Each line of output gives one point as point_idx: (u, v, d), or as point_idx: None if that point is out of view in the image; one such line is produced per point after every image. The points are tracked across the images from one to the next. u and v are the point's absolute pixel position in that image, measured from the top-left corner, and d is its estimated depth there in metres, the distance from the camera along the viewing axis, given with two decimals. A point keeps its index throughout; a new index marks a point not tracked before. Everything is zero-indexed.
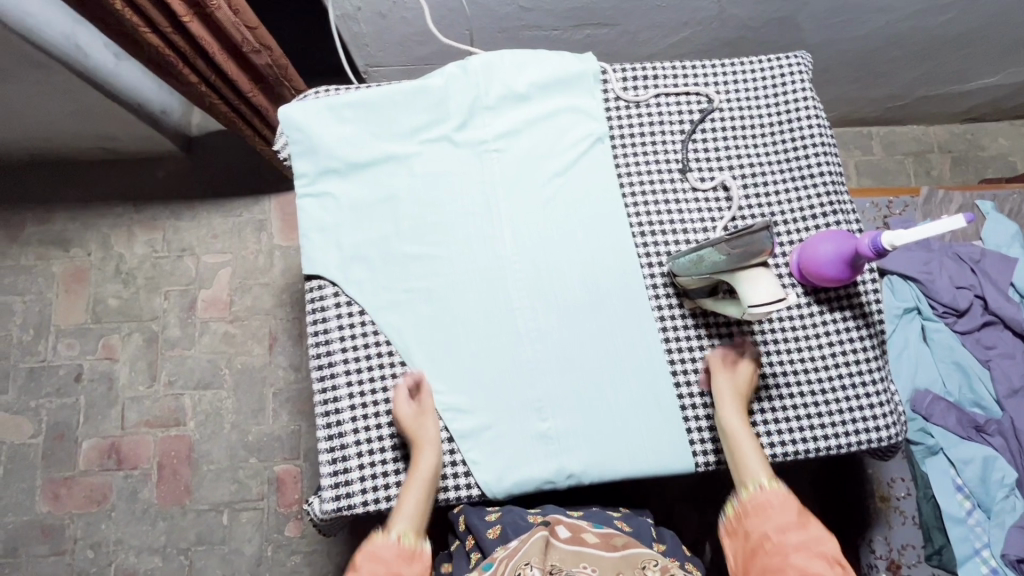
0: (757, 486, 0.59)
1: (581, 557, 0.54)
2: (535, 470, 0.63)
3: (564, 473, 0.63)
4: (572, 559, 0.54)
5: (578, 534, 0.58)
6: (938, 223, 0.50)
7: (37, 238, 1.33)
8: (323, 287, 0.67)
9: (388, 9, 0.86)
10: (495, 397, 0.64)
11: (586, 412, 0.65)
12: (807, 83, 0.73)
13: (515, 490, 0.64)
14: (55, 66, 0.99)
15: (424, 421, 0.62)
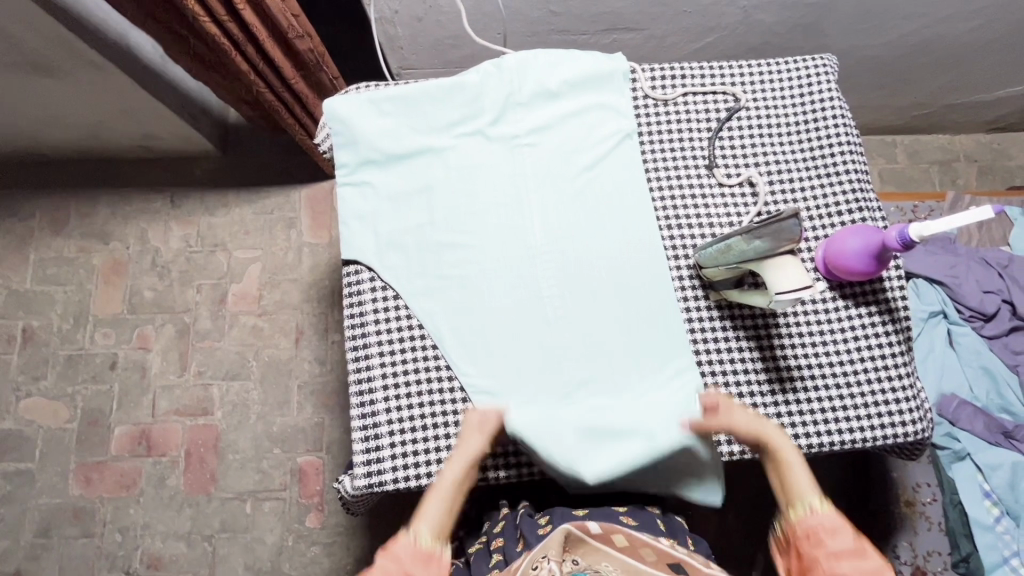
0: (807, 508, 0.59)
1: (603, 557, 0.57)
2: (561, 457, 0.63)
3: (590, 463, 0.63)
4: (595, 558, 0.56)
5: (608, 534, 0.60)
6: (971, 211, 0.52)
7: (80, 231, 1.39)
8: (360, 272, 0.70)
9: (425, 13, 0.90)
10: (524, 383, 0.66)
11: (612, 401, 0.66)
12: (833, 83, 0.75)
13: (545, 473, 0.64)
14: (110, 67, 1.05)
15: (466, 436, 0.63)
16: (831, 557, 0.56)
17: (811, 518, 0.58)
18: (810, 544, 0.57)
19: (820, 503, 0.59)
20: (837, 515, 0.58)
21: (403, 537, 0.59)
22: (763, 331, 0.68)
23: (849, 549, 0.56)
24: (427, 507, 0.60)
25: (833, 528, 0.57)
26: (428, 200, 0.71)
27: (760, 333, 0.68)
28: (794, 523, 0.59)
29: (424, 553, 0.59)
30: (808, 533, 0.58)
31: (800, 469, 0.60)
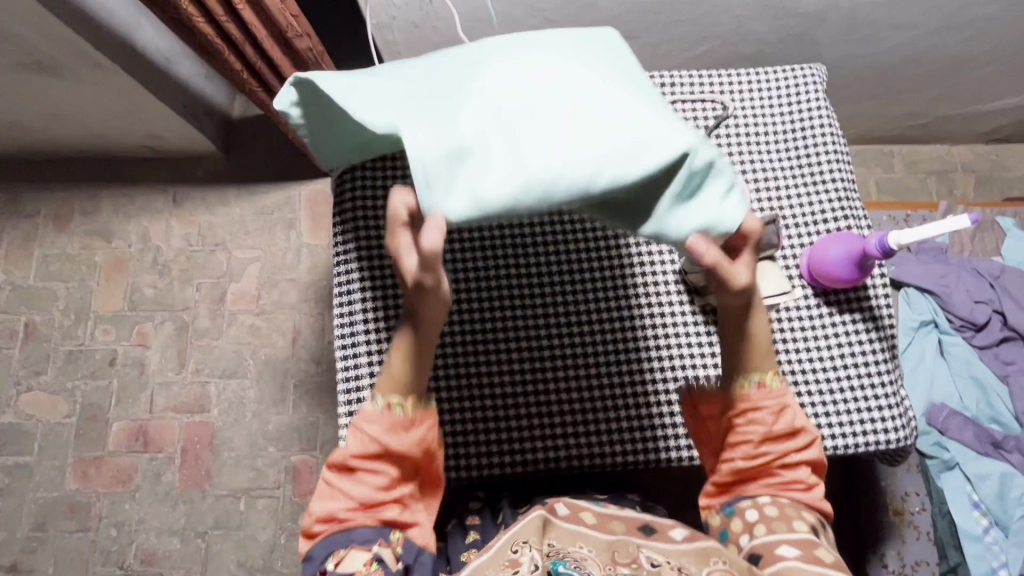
0: (754, 384, 0.59)
1: (579, 539, 0.55)
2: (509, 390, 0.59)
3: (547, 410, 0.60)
4: (568, 539, 0.55)
5: (576, 513, 0.58)
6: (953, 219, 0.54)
7: (83, 228, 1.41)
8: (350, 273, 0.73)
9: (421, 19, 0.91)
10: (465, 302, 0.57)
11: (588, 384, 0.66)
12: (821, 93, 0.76)
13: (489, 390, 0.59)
14: (115, 69, 1.07)
15: (397, 234, 0.52)
16: (765, 427, 0.58)
17: (758, 392, 0.59)
18: (746, 416, 0.59)
19: (769, 380, 0.59)
20: (781, 390, 0.59)
21: (368, 416, 0.55)
22: None
23: (785, 426, 0.58)
24: (392, 366, 0.56)
25: (777, 405, 0.58)
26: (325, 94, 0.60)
27: None
28: (741, 392, 0.59)
29: (395, 424, 0.55)
30: (754, 403, 0.58)
31: (759, 346, 0.59)
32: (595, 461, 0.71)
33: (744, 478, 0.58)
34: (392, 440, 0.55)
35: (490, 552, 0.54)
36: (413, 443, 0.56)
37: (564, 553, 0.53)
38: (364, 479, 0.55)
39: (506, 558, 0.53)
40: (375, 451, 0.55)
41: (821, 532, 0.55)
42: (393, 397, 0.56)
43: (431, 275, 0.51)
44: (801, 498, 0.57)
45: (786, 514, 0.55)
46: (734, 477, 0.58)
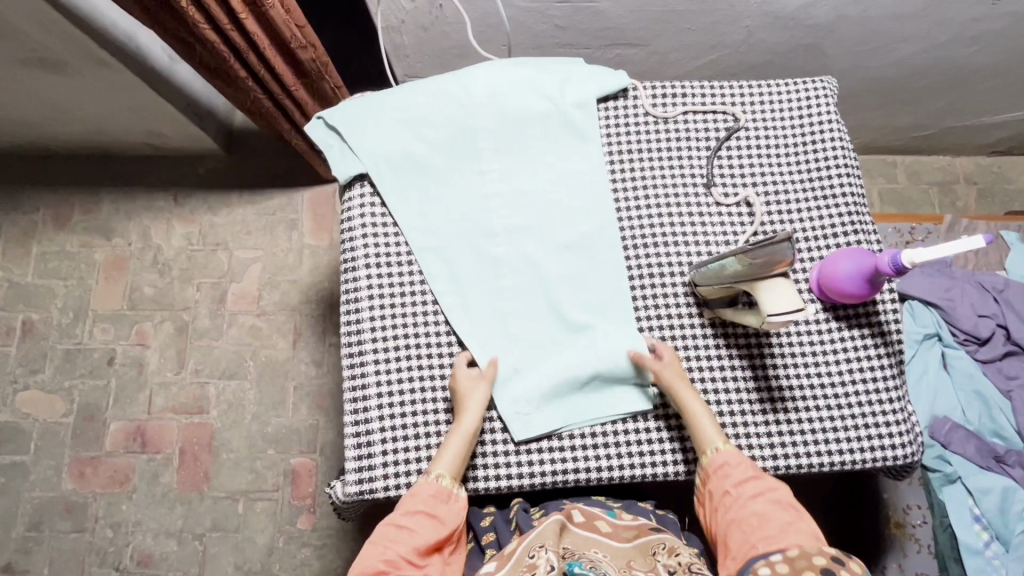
0: (713, 450, 0.63)
1: (593, 545, 0.60)
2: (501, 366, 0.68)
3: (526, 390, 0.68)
4: (584, 544, 0.59)
5: (591, 521, 0.62)
6: (967, 240, 0.52)
7: (83, 226, 1.40)
8: (357, 276, 0.70)
9: (431, 23, 0.91)
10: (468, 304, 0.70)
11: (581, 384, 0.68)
12: (833, 106, 0.76)
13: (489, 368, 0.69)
14: (119, 67, 1.07)
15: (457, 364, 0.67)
16: (736, 487, 0.61)
17: (718, 458, 0.63)
18: (720, 484, 0.62)
19: (723, 443, 0.63)
20: (739, 452, 0.63)
21: (423, 485, 0.61)
22: (755, 350, 0.69)
23: (751, 481, 0.61)
24: (450, 444, 0.63)
25: (736, 462, 0.62)
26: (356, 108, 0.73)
27: (752, 350, 0.69)
28: (706, 464, 0.63)
29: (443, 496, 0.61)
30: (718, 469, 0.62)
31: (704, 415, 0.64)
32: (610, 475, 0.67)
33: (743, 541, 0.58)
34: (441, 511, 0.61)
35: (509, 563, 0.57)
36: (453, 517, 0.61)
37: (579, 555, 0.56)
38: (402, 540, 0.59)
39: (524, 565, 0.56)
40: (421, 517, 0.60)
41: (837, 559, 0.52)
42: (444, 472, 0.62)
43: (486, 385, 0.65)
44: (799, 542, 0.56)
45: (785, 556, 0.54)
46: (736, 547, 0.58)
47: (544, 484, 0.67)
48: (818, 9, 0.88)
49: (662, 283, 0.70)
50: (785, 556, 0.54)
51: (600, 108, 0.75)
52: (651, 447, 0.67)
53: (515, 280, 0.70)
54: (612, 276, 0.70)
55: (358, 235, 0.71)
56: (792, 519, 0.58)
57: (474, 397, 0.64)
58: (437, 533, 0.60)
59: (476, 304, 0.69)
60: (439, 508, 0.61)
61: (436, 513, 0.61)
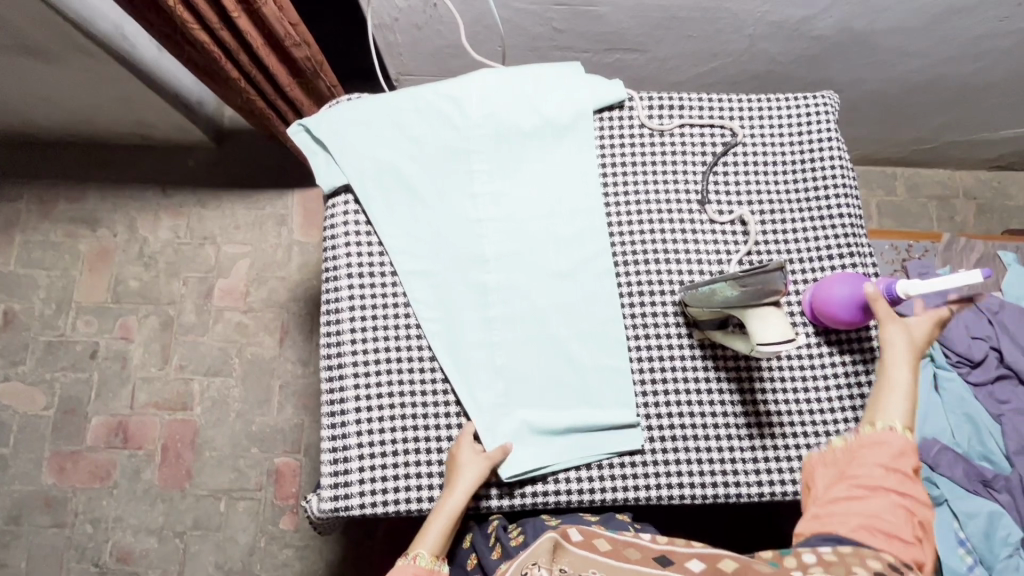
0: (885, 425, 0.55)
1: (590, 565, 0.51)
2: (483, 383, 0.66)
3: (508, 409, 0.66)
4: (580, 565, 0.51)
5: (590, 539, 0.55)
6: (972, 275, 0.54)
7: (68, 215, 1.37)
8: (339, 287, 0.68)
9: (425, 22, 0.88)
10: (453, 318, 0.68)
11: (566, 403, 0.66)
12: (833, 123, 0.74)
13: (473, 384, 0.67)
14: (103, 56, 1.04)
15: (461, 440, 0.64)
16: (874, 464, 0.52)
17: (887, 434, 0.54)
18: (861, 453, 0.54)
19: (903, 429, 0.54)
20: (912, 446, 0.54)
21: (401, 566, 0.59)
22: (744, 373, 0.67)
23: (903, 471, 0.52)
24: (430, 526, 0.60)
25: (899, 451, 0.53)
26: (342, 112, 0.71)
27: (741, 374, 0.67)
28: (868, 430, 0.55)
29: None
30: (874, 441, 0.54)
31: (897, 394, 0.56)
32: (592, 498, 0.65)
33: (841, 516, 0.50)
34: None
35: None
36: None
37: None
38: None
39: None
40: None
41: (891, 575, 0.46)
42: (423, 552, 0.60)
43: (484, 467, 0.62)
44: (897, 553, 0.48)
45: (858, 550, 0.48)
46: (831, 515, 0.51)
47: (524, 505, 0.66)
48: (823, 20, 0.86)
49: (651, 303, 0.69)
50: (834, 548, 0.48)
51: (596, 119, 0.73)
52: (634, 470, 0.66)
53: (501, 297, 0.68)
54: (600, 294, 0.68)
55: (340, 245, 0.69)
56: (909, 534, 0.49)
57: (461, 485, 0.61)
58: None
59: (460, 320, 0.67)
60: None
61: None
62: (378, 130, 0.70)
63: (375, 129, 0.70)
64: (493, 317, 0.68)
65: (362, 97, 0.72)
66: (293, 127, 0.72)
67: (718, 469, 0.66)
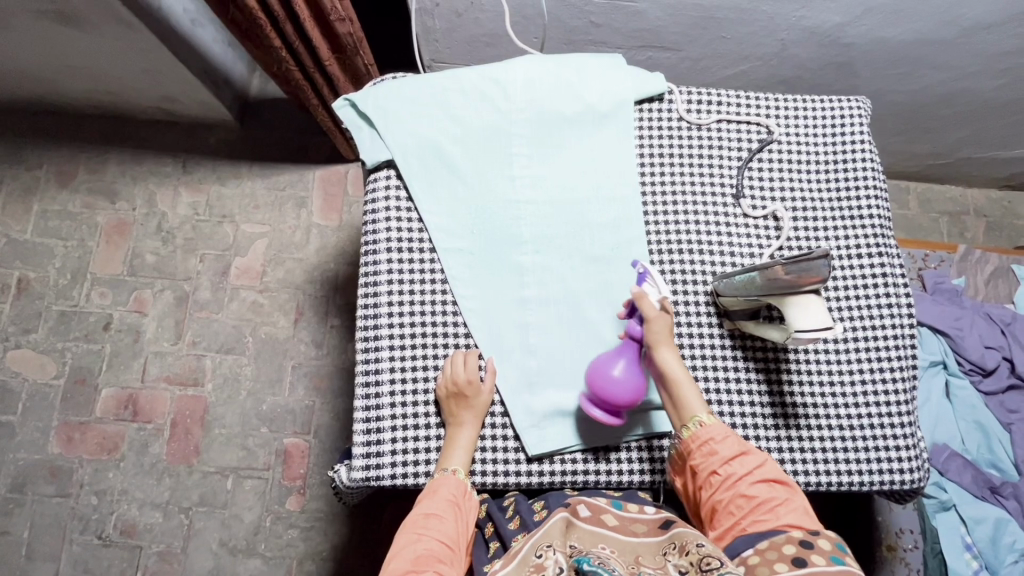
0: (697, 424, 0.60)
1: (600, 540, 0.56)
2: (514, 361, 0.67)
3: (540, 389, 0.67)
4: (590, 540, 0.55)
5: (597, 515, 0.59)
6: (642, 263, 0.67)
7: (87, 186, 1.37)
8: (378, 261, 0.69)
9: (465, 9, 0.89)
10: (489, 297, 0.68)
11: None
12: (866, 127, 0.75)
13: (505, 363, 0.67)
14: (138, 26, 1.04)
15: (467, 356, 0.65)
16: (722, 463, 0.58)
17: (703, 433, 0.60)
18: (705, 456, 0.59)
19: (708, 418, 0.60)
20: (722, 425, 0.60)
21: (442, 482, 0.61)
22: (772, 364, 0.68)
23: (755, 476, 0.57)
24: (458, 439, 0.63)
25: (722, 437, 0.59)
26: (388, 87, 0.72)
27: (769, 364, 0.68)
28: (688, 438, 0.60)
29: (463, 491, 0.61)
30: (703, 444, 0.59)
31: (689, 387, 0.61)
32: (620, 479, 0.66)
33: (729, 521, 0.56)
34: (463, 508, 0.60)
35: (514, 561, 0.54)
36: (470, 513, 0.61)
37: (586, 550, 0.53)
38: (431, 528, 0.57)
39: (530, 565, 0.53)
40: (448, 509, 0.59)
41: (811, 539, 0.52)
42: (457, 467, 0.62)
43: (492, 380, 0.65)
44: (790, 521, 0.54)
45: (771, 541, 0.52)
46: (722, 523, 0.56)
47: (551, 483, 0.66)
48: (855, 28, 0.88)
49: (684, 291, 0.70)
50: (754, 548, 0.52)
51: (637, 110, 0.74)
52: (662, 455, 0.66)
53: (537, 278, 0.69)
54: (633, 280, 0.69)
55: (380, 219, 0.70)
56: (779, 497, 0.56)
57: (479, 399, 0.64)
58: (460, 524, 0.59)
59: (496, 299, 0.68)
60: (460, 503, 0.60)
61: (460, 505, 0.60)
62: (423, 108, 0.71)
63: (420, 107, 0.71)
64: (528, 297, 0.69)
65: (409, 77, 0.73)
66: (339, 101, 0.73)
67: None
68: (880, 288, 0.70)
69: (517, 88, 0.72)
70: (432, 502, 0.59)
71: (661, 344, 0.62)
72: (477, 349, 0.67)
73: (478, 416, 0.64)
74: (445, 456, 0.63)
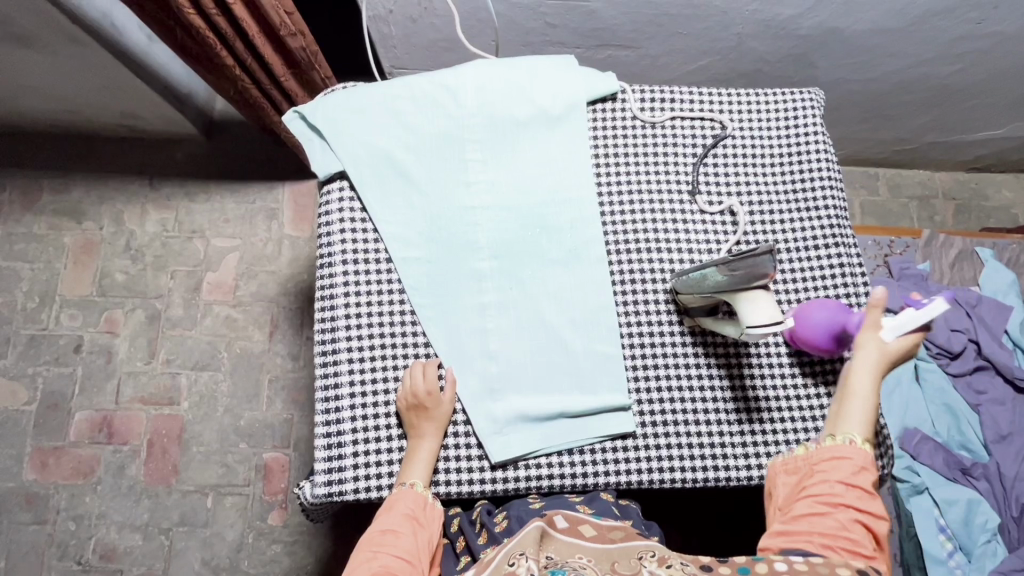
0: (847, 438, 0.58)
1: (577, 550, 0.56)
2: (475, 369, 0.67)
3: (500, 395, 0.66)
4: (567, 551, 0.55)
5: (576, 526, 0.59)
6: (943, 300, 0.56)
7: (52, 207, 1.35)
8: (334, 274, 0.68)
9: (419, 15, 0.88)
10: (446, 307, 0.68)
11: (560, 385, 0.67)
12: (819, 118, 0.76)
13: (466, 373, 0.66)
14: (94, 45, 1.03)
15: (427, 366, 0.65)
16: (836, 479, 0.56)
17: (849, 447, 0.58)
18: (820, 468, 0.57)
19: (862, 441, 0.58)
20: (871, 458, 0.58)
21: (400, 496, 0.61)
22: (733, 360, 0.69)
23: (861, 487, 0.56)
24: (418, 452, 0.63)
25: (860, 465, 0.57)
26: (337, 98, 0.71)
27: (730, 360, 0.69)
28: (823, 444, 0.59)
29: (422, 505, 0.61)
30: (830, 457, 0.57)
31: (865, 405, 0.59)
32: (585, 482, 0.66)
33: (805, 526, 0.54)
34: (422, 524, 0.60)
35: (488, 570, 0.54)
36: (433, 525, 0.61)
37: (562, 563, 0.53)
38: (388, 543, 0.58)
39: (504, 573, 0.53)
40: (406, 523, 0.59)
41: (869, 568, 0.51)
42: (416, 480, 0.62)
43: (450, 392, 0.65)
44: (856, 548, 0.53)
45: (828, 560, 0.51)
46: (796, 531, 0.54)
47: (515, 490, 0.66)
48: (810, 19, 0.88)
49: (642, 289, 0.70)
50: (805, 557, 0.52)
51: (590, 111, 0.74)
52: (624, 454, 0.66)
53: (495, 284, 0.69)
54: (592, 282, 0.69)
55: (335, 229, 0.69)
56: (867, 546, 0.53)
57: (440, 410, 0.64)
58: (420, 537, 0.59)
59: (455, 306, 0.68)
60: (419, 517, 0.60)
61: (419, 519, 0.60)
62: (373, 118, 0.70)
63: (370, 118, 0.70)
64: (487, 304, 0.68)
65: (359, 86, 0.72)
66: (289, 114, 0.72)
67: (708, 453, 0.67)
68: (837, 277, 0.71)
69: (467, 95, 0.71)
70: (388, 518, 0.59)
71: (868, 353, 0.59)
72: (437, 358, 0.67)
73: (437, 431, 0.64)
74: (406, 469, 0.63)
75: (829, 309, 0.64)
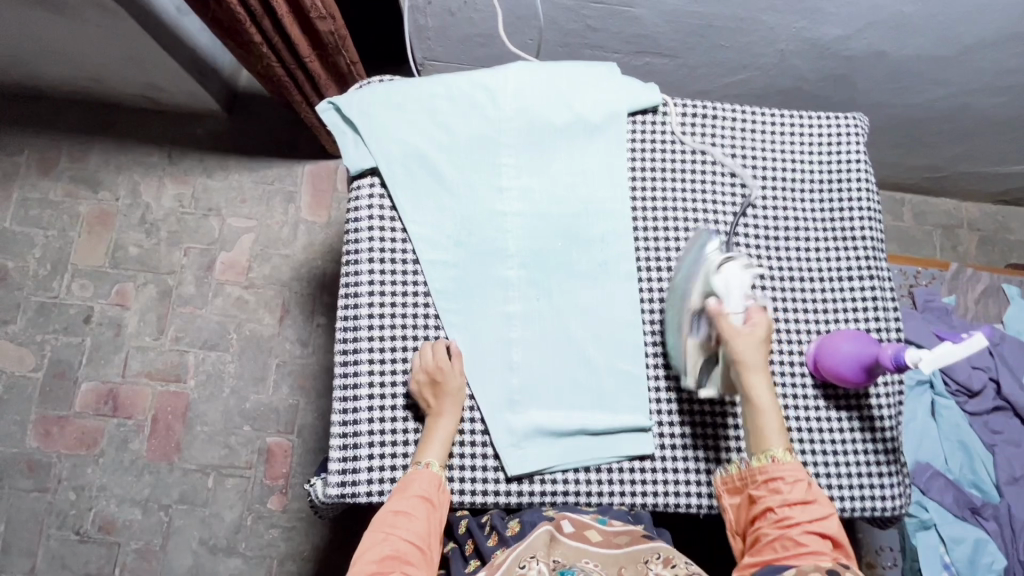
0: (769, 458, 0.57)
1: (583, 555, 0.57)
2: (496, 379, 0.66)
3: (519, 407, 0.65)
4: (574, 556, 0.57)
5: (582, 531, 0.60)
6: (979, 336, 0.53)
7: (69, 175, 1.34)
8: (359, 272, 0.67)
9: (458, 8, 0.86)
10: (471, 313, 0.67)
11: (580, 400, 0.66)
12: (862, 146, 0.74)
13: (487, 382, 0.65)
14: (123, 14, 1.01)
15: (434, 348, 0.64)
16: (778, 498, 0.56)
17: (774, 466, 0.57)
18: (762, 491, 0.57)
19: (784, 455, 0.57)
20: (799, 467, 0.57)
21: (416, 477, 0.60)
22: None
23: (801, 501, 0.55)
24: (436, 432, 0.62)
25: (794, 480, 0.56)
26: (373, 92, 0.70)
27: None
28: (756, 468, 0.58)
29: (436, 486, 0.60)
30: (768, 479, 0.57)
31: (774, 418, 0.58)
32: (599, 500, 0.65)
33: (770, 554, 0.54)
34: (432, 502, 0.59)
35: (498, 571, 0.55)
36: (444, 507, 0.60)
37: (571, 564, 0.55)
38: (401, 526, 0.57)
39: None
40: (418, 506, 0.58)
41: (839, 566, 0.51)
42: (432, 460, 0.61)
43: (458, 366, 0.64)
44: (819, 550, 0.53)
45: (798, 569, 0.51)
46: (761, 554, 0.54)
47: (528, 503, 0.65)
48: (856, 42, 0.86)
49: None
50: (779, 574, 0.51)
51: (631, 123, 0.72)
52: (641, 476, 0.66)
53: (521, 293, 0.67)
54: (620, 298, 0.68)
55: (363, 226, 0.68)
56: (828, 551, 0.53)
57: (454, 385, 0.63)
58: (433, 521, 0.59)
59: (480, 313, 0.67)
60: (432, 497, 0.59)
61: (432, 500, 0.59)
62: (409, 115, 0.69)
63: (406, 114, 0.69)
64: (512, 313, 0.67)
65: (396, 81, 0.71)
66: (323, 104, 0.71)
67: None
68: (869, 310, 0.69)
69: (506, 98, 0.70)
70: (400, 501, 0.59)
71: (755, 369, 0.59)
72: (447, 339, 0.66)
73: (452, 406, 0.63)
74: (423, 447, 0.63)
75: (857, 341, 0.64)
